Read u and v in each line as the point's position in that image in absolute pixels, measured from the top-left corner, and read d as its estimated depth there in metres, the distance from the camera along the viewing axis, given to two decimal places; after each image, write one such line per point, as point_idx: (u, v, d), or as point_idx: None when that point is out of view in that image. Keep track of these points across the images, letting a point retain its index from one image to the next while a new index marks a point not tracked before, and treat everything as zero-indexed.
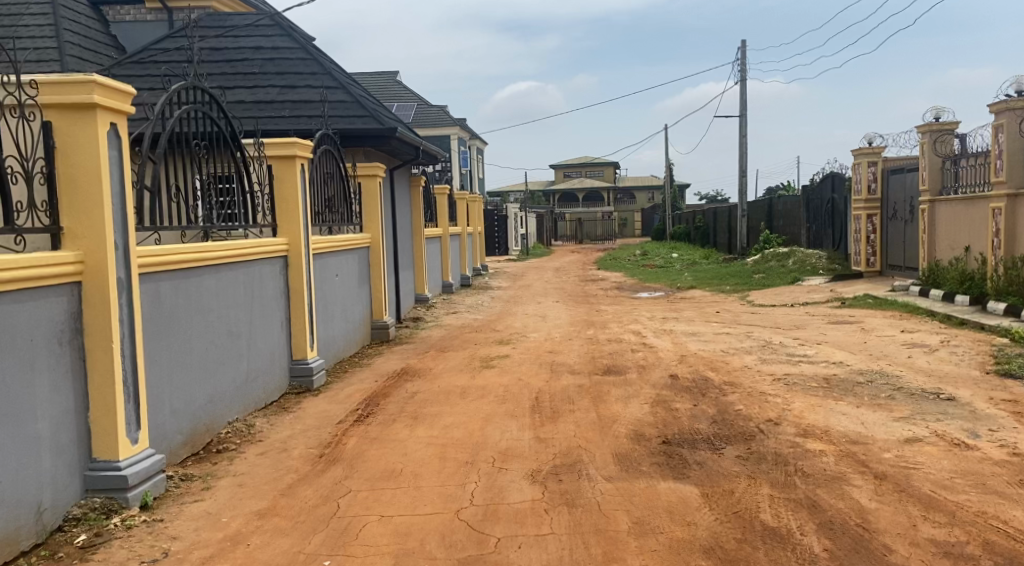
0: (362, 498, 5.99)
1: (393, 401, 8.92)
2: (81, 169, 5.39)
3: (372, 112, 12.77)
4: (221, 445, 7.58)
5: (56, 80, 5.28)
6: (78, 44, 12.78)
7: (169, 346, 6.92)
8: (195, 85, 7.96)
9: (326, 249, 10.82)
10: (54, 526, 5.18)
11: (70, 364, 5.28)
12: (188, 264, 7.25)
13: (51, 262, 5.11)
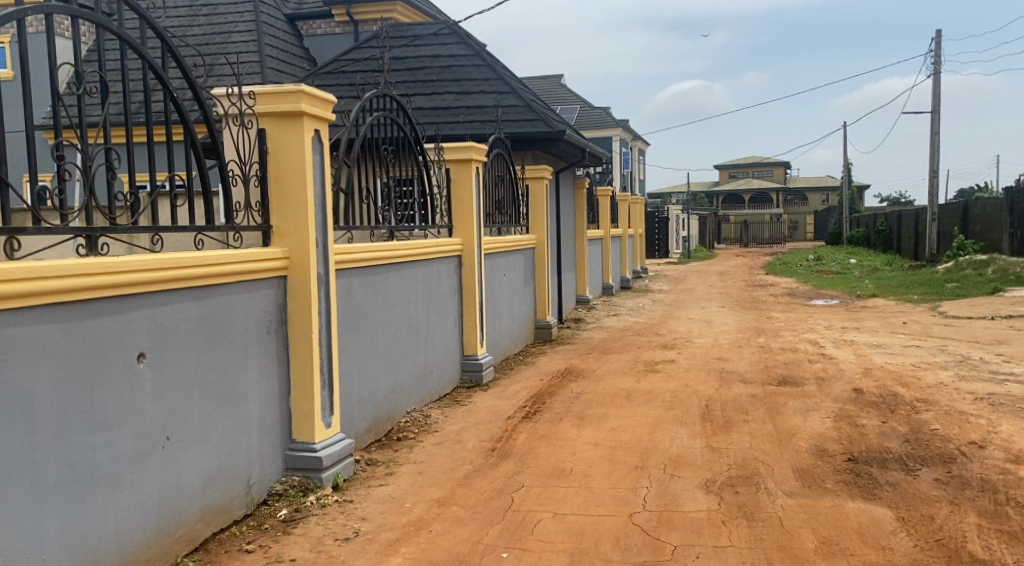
0: (535, 494, 6.15)
1: (560, 400, 9.07)
2: (289, 173, 5.79)
3: (542, 116, 12.95)
4: (400, 434, 7.94)
5: (271, 90, 5.70)
6: (277, 58, 13.74)
7: (358, 338, 7.31)
8: (385, 92, 8.34)
9: (496, 249, 11.11)
10: (260, 499, 5.59)
11: (275, 351, 5.69)
12: (376, 262, 7.63)
13: (262, 258, 5.51)
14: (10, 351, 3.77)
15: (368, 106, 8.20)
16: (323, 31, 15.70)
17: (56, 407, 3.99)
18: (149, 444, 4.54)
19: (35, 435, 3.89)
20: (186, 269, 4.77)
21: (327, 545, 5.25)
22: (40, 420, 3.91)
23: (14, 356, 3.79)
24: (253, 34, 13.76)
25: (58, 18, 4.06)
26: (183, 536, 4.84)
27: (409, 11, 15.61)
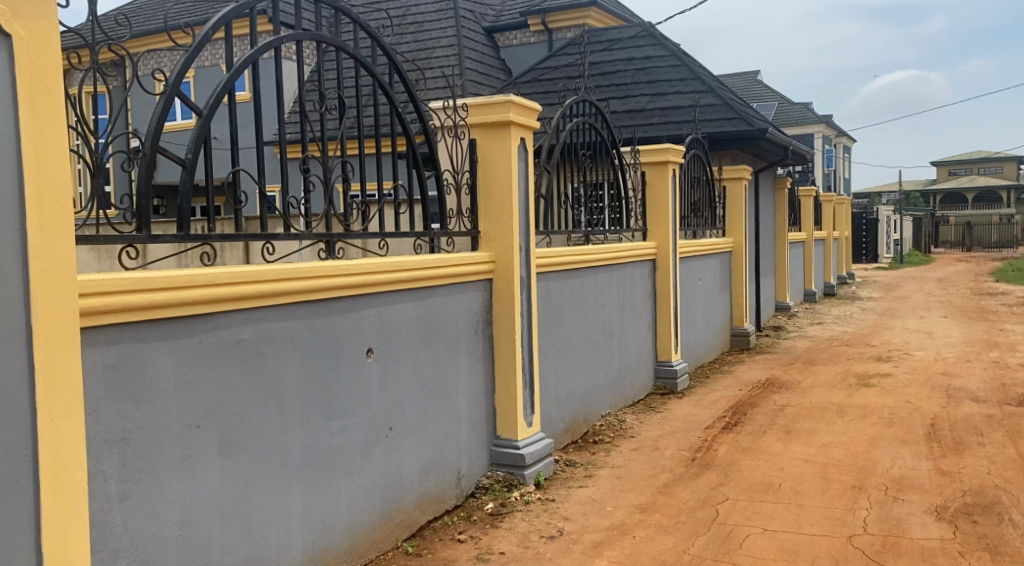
0: (742, 508, 5.94)
1: (763, 412, 8.75)
2: (497, 180, 5.87)
3: (743, 114, 12.53)
4: (596, 437, 7.91)
5: (484, 101, 5.79)
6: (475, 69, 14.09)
7: (555, 341, 7.34)
8: (586, 97, 8.29)
9: (692, 253, 10.87)
10: (468, 491, 5.72)
11: (482, 350, 5.81)
12: (573, 265, 7.64)
13: (470, 262, 5.63)
14: (266, 344, 3.94)
15: (569, 111, 8.17)
16: (519, 41, 15.94)
17: (301, 395, 4.16)
18: (374, 433, 4.72)
19: (285, 420, 4.07)
20: (408, 271, 4.94)
21: (533, 541, 5.28)
22: (289, 407, 4.08)
23: (270, 349, 3.97)
24: (453, 48, 14.19)
25: (304, 41, 4.34)
26: (402, 521, 5.01)
27: (602, 17, 15.58)
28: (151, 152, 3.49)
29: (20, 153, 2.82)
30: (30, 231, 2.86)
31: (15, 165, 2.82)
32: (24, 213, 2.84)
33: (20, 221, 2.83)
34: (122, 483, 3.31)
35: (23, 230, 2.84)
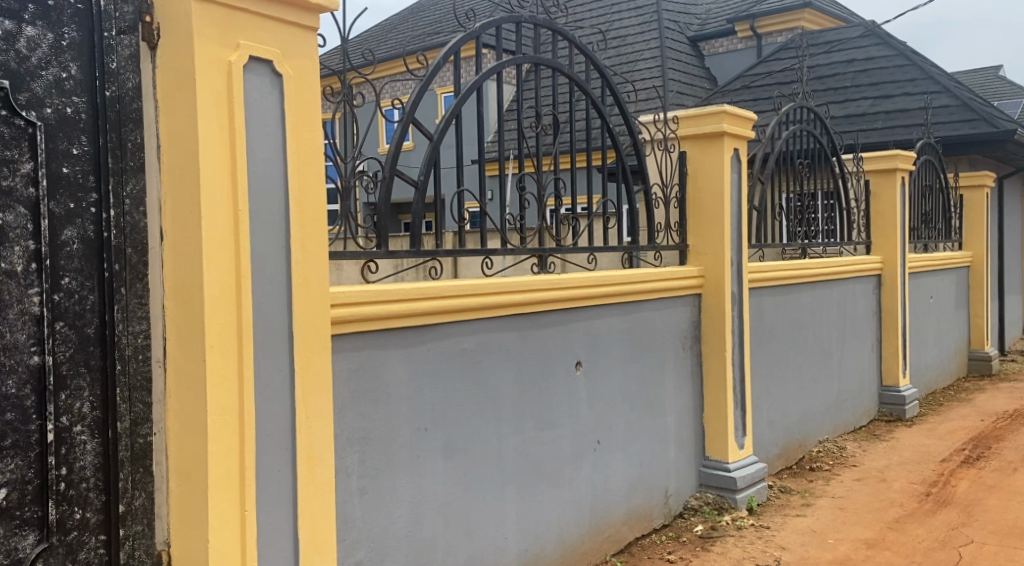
0: (990, 553, 5.39)
1: (1009, 446, 7.95)
2: (708, 194, 5.67)
3: (984, 114, 11.47)
4: (814, 463, 7.47)
5: (696, 113, 5.63)
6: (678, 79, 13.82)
7: (769, 359, 7.00)
8: (804, 103, 7.88)
9: (923, 268, 10.10)
10: (676, 511, 5.53)
11: (691, 368, 5.62)
12: (789, 280, 7.27)
13: (679, 276, 5.46)
14: (484, 353, 3.97)
15: (786, 119, 7.79)
16: (719, 49, 15.43)
17: (516, 405, 4.17)
18: (582, 445, 4.65)
19: (501, 429, 4.08)
20: (618, 286, 4.86)
21: None
22: (504, 416, 4.09)
23: (488, 359, 4.00)
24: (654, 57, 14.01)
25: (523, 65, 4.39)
26: (610, 536, 4.90)
27: (816, 18, 14.84)
28: (389, 173, 3.60)
29: (287, 165, 2.82)
30: (293, 244, 2.84)
31: (281, 177, 2.81)
32: (288, 220, 2.83)
33: (284, 228, 2.82)
34: (361, 478, 3.39)
35: (287, 239, 2.83)
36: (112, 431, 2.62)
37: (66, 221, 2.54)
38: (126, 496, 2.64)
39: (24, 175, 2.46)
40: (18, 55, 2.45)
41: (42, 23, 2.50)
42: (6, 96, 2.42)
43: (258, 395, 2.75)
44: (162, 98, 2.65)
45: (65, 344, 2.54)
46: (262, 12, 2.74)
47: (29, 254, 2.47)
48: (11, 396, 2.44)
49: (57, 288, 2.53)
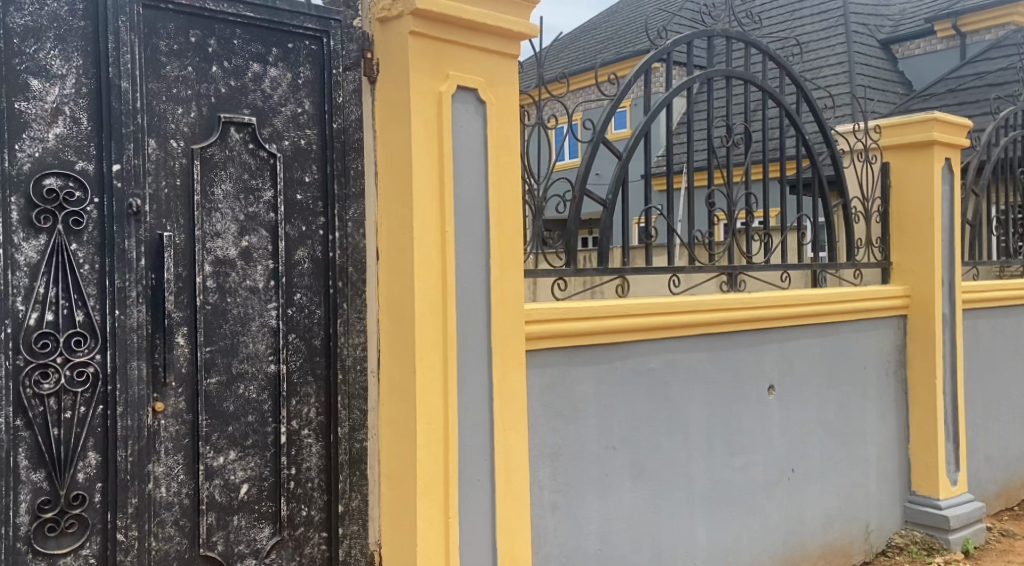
0: None
1: None
2: (915, 208, 5.36)
3: None
4: None
5: (903, 121, 5.35)
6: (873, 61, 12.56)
7: (985, 388, 6.49)
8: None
9: None
10: (879, 548, 5.21)
11: (895, 395, 5.32)
12: (1008, 302, 6.73)
13: (882, 296, 5.18)
14: (673, 375, 3.93)
15: (1006, 123, 7.17)
16: (903, 26, 13.47)
17: (706, 427, 4.10)
18: (776, 473, 4.50)
19: (690, 453, 4.02)
20: (815, 305, 4.68)
21: None
22: (693, 438, 4.03)
23: (677, 381, 3.95)
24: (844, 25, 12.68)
25: (715, 80, 4.31)
26: None
27: None
28: (580, 195, 3.64)
29: (489, 188, 2.93)
30: (493, 264, 2.94)
31: (483, 199, 2.92)
32: (488, 240, 2.93)
33: (484, 248, 2.92)
34: (553, 493, 3.45)
35: (487, 258, 2.93)
36: (334, 435, 2.77)
37: (298, 242, 2.71)
38: (345, 497, 2.79)
39: (265, 202, 2.64)
40: (263, 94, 2.64)
41: (283, 64, 2.68)
42: (253, 131, 2.61)
43: (461, 409, 2.86)
44: (380, 128, 2.81)
45: (295, 354, 2.71)
46: (469, 44, 2.86)
47: (268, 272, 2.65)
48: (251, 399, 2.63)
49: (291, 303, 2.69)
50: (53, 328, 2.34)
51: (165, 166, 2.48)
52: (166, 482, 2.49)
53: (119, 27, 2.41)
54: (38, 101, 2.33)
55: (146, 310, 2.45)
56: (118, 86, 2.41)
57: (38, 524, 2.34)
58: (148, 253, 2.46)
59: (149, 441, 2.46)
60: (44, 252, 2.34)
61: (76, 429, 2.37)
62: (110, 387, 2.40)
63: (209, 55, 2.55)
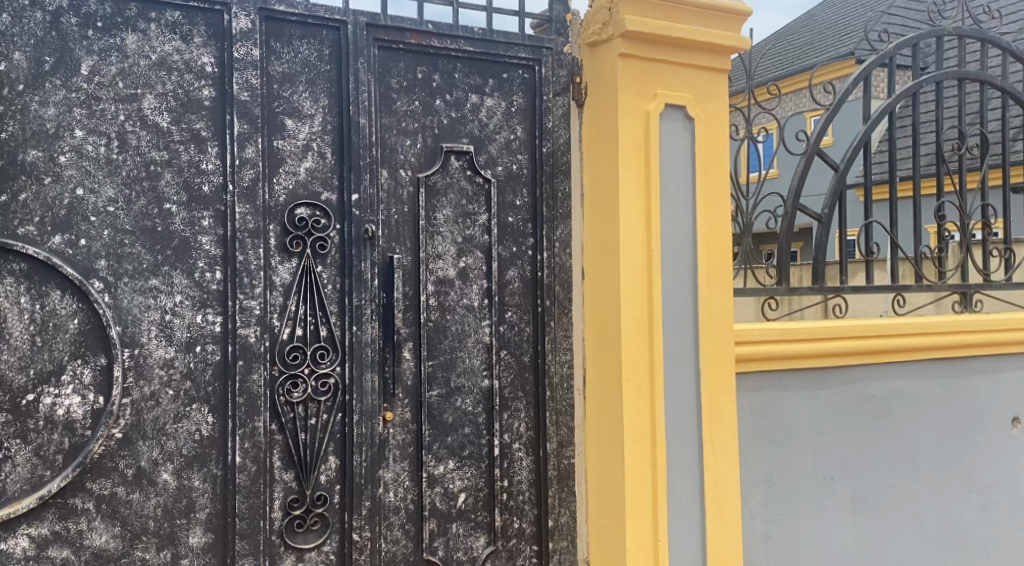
0: None
1: None
2: None
3: None
4: None
5: None
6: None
7: None
8: None
9: None
10: None
11: None
12: None
13: None
14: (899, 404, 3.70)
15: None
16: None
17: (937, 462, 3.82)
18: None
19: (918, 489, 3.76)
20: None
21: None
22: (922, 472, 3.77)
23: (904, 409, 3.71)
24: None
25: (947, 83, 4.00)
26: None
27: None
28: (792, 209, 3.37)
29: (695, 211, 2.87)
30: (700, 284, 2.88)
31: (689, 217, 2.87)
32: (695, 260, 2.87)
33: (691, 269, 2.87)
34: (766, 522, 3.35)
35: (694, 278, 2.88)
36: (543, 449, 2.83)
37: (510, 262, 2.79)
38: (554, 512, 2.84)
39: (480, 225, 2.75)
40: (479, 123, 2.76)
41: (497, 94, 2.79)
42: (470, 159, 2.73)
43: (667, 430, 2.82)
44: (586, 150, 2.84)
45: (507, 369, 2.79)
46: (677, 66, 2.85)
47: (483, 291, 2.75)
48: (467, 412, 2.73)
49: (503, 320, 2.78)
50: (301, 341, 2.51)
51: (395, 194, 2.64)
52: (394, 488, 2.63)
53: (359, 69, 2.58)
54: (292, 139, 2.51)
55: (378, 326, 2.60)
56: (358, 123, 2.58)
57: (289, 519, 2.49)
58: (380, 274, 2.62)
59: (380, 448, 2.61)
60: (296, 274, 2.51)
61: (320, 434, 2.53)
62: (348, 397, 2.55)
63: (434, 90, 2.69)
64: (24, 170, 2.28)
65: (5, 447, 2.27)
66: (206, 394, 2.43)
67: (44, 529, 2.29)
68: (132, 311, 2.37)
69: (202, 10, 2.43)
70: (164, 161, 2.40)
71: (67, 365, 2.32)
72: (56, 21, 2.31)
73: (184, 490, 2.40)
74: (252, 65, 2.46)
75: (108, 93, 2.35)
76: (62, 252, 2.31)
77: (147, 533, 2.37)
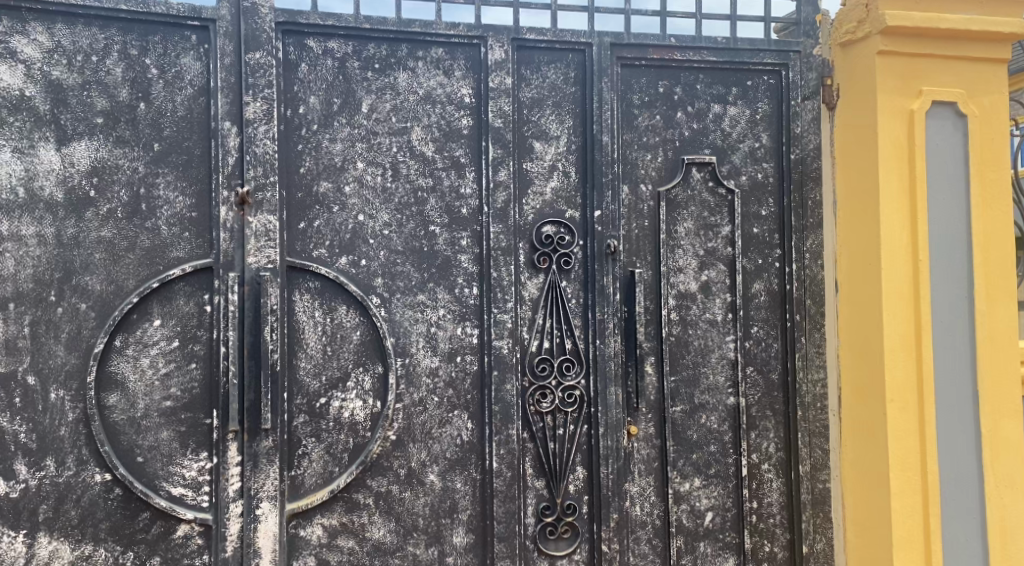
0: None
1: None
2: None
3: None
4: None
5: None
6: None
7: None
8: None
9: None
10: None
11: None
12: None
13: None
14: None
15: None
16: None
17: None
18: None
19: None
20: None
21: None
22: None
23: None
24: None
25: None
26: None
27: None
28: None
29: (971, 207, 2.46)
30: (980, 296, 2.46)
31: (964, 219, 2.47)
32: (972, 268, 2.46)
33: (968, 278, 2.46)
34: None
35: (972, 289, 2.46)
36: (794, 472, 2.58)
37: (755, 275, 2.60)
38: (809, 538, 2.57)
39: (723, 237, 2.58)
40: (722, 133, 2.60)
41: (742, 103, 2.61)
42: (713, 169, 2.58)
43: (943, 460, 2.43)
44: (839, 154, 2.57)
45: (754, 388, 2.59)
46: (946, 52, 2.48)
47: (726, 305, 2.58)
48: (713, 430, 2.56)
49: (748, 336, 2.59)
50: (548, 354, 2.48)
51: (636, 209, 2.54)
52: (640, 503, 2.52)
53: (603, 88, 2.52)
54: (539, 160, 2.50)
55: (621, 340, 2.51)
56: (601, 140, 2.51)
57: (541, 526, 2.47)
58: (622, 288, 2.52)
59: (625, 462, 2.51)
60: (543, 290, 2.49)
61: (568, 445, 2.48)
62: (594, 409, 2.49)
63: (675, 103, 2.57)
64: (318, 200, 2.38)
65: (303, 445, 2.37)
66: (466, 401, 2.45)
67: (333, 520, 2.37)
68: (404, 324, 2.43)
69: (462, 45, 2.47)
70: (430, 188, 2.44)
71: (351, 373, 2.40)
72: (342, 66, 2.41)
73: (448, 491, 2.44)
74: (505, 94, 2.47)
75: (383, 128, 2.43)
76: (347, 272, 2.39)
77: (417, 530, 2.42)
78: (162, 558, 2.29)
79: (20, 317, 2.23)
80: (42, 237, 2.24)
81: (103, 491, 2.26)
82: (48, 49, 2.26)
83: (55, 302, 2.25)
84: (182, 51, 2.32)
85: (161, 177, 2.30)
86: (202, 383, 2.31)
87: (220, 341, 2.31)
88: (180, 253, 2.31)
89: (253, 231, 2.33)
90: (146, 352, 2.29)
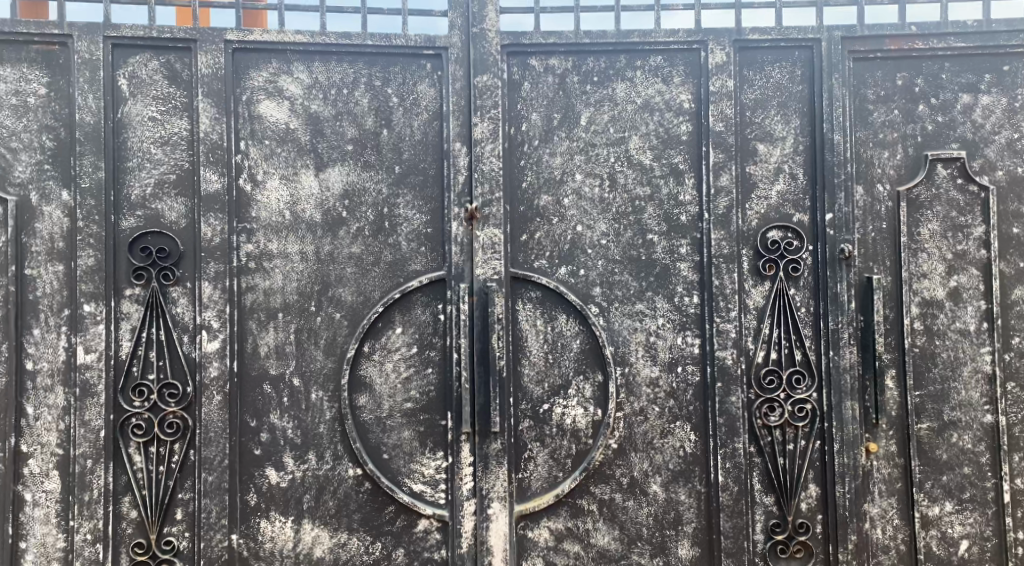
0: None
1: None
2: None
3: None
4: None
5: None
6: None
7: None
8: None
9: None
10: None
11: None
12: None
13: None
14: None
15: None
16: None
17: None
18: None
19: None
20: None
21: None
22: None
23: None
24: None
25: None
26: None
27: None
28: None
29: None
30: None
31: None
32: None
33: None
34: None
35: None
36: None
37: (1016, 279, 2.37)
38: None
39: (976, 239, 2.38)
40: (973, 125, 2.40)
41: (996, 91, 2.39)
42: (962, 165, 2.38)
43: None
44: None
45: (1017, 405, 2.37)
46: None
47: (980, 314, 2.37)
48: (966, 450, 2.37)
49: (1009, 347, 2.37)
50: (775, 364, 2.40)
51: (871, 210, 2.39)
52: (881, 525, 2.38)
53: (833, 83, 2.40)
54: (763, 164, 2.42)
55: (856, 351, 2.38)
56: (832, 140, 2.39)
57: (772, 543, 2.38)
58: (858, 296, 2.39)
59: (864, 481, 2.38)
60: (769, 298, 2.40)
61: (800, 461, 2.39)
62: (827, 424, 2.38)
63: (916, 96, 2.41)
64: (539, 213, 2.44)
65: (529, 449, 2.43)
66: (688, 412, 2.41)
67: (560, 523, 2.42)
68: (623, 334, 2.42)
69: (681, 50, 2.44)
70: (647, 197, 2.43)
71: (572, 380, 2.43)
72: (563, 82, 2.45)
73: (672, 503, 2.41)
74: (725, 98, 2.42)
75: (602, 140, 2.45)
76: (567, 281, 2.44)
77: (642, 540, 2.41)
78: (405, 550, 2.43)
79: (287, 325, 2.43)
80: (304, 254, 2.43)
81: (356, 484, 2.42)
82: (307, 85, 2.45)
83: (314, 311, 2.43)
84: (418, 80, 2.46)
85: (401, 197, 2.44)
86: (438, 387, 2.43)
87: (453, 348, 2.42)
88: (418, 266, 2.44)
89: (481, 244, 2.42)
90: (389, 357, 2.44)
